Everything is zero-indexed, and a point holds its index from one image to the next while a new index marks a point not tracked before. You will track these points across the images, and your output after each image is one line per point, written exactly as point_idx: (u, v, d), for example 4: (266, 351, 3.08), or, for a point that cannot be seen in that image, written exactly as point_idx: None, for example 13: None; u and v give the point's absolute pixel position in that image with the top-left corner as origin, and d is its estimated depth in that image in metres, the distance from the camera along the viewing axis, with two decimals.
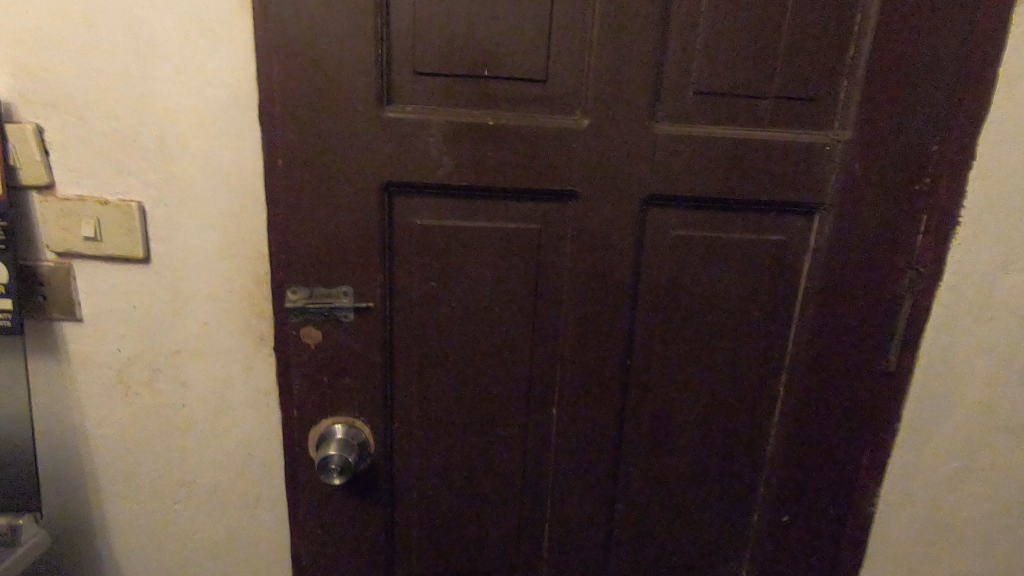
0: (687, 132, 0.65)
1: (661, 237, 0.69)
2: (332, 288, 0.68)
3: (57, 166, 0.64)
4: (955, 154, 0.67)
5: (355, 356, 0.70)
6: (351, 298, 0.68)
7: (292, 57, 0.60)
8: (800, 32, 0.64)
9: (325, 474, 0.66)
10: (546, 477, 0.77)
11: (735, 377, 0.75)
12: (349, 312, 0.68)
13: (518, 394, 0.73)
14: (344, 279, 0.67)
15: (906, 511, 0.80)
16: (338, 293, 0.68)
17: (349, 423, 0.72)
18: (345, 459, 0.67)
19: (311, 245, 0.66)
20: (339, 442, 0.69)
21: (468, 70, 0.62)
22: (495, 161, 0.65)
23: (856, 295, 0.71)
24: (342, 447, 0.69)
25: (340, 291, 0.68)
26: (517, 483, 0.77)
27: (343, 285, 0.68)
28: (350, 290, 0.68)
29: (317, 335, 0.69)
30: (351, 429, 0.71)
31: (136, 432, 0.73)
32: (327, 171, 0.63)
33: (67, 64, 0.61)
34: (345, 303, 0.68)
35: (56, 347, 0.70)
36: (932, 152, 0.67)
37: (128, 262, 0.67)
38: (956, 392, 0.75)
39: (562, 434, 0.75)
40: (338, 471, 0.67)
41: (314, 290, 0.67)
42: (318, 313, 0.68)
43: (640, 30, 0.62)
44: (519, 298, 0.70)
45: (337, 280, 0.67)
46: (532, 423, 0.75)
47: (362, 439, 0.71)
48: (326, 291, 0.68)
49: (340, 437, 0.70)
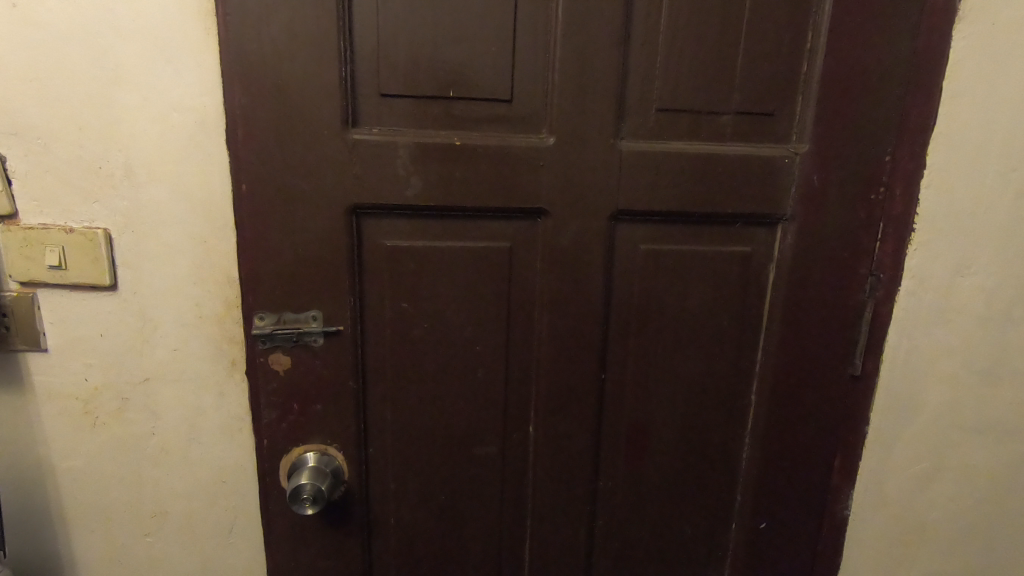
0: (650, 147, 0.67)
1: (630, 252, 0.71)
2: (300, 313, 0.67)
3: (21, 195, 0.63)
4: (907, 164, 0.70)
5: (326, 381, 0.69)
6: (320, 322, 0.68)
7: (256, 82, 0.61)
8: (755, 50, 0.66)
9: (296, 503, 0.66)
10: (525, 494, 0.77)
11: (709, 389, 0.76)
12: (320, 337, 0.68)
13: (495, 410, 0.73)
14: (315, 302, 0.67)
15: (879, 513, 0.82)
16: (308, 318, 0.68)
17: (322, 450, 0.71)
18: (317, 489, 0.67)
19: (281, 268, 0.66)
20: (310, 471, 0.69)
21: (434, 92, 0.63)
22: (463, 181, 0.65)
23: (818, 303, 0.73)
24: (314, 475, 0.68)
25: (309, 315, 0.68)
26: (497, 501, 0.77)
27: (312, 310, 0.68)
28: (319, 314, 0.68)
29: (286, 361, 0.69)
30: (323, 456, 0.71)
31: (103, 464, 0.71)
32: (297, 194, 0.64)
33: (28, 92, 0.60)
34: (315, 328, 0.68)
35: (19, 378, 0.68)
36: (884, 163, 0.70)
37: (95, 289, 0.66)
38: (918, 395, 0.78)
39: (539, 449, 0.75)
40: (310, 501, 0.66)
41: (282, 316, 0.67)
42: (287, 339, 0.68)
43: (601, 51, 0.63)
44: (492, 314, 0.70)
45: (307, 304, 0.67)
46: (509, 439, 0.75)
47: (335, 466, 0.71)
48: (296, 317, 0.67)
49: (312, 464, 0.69)
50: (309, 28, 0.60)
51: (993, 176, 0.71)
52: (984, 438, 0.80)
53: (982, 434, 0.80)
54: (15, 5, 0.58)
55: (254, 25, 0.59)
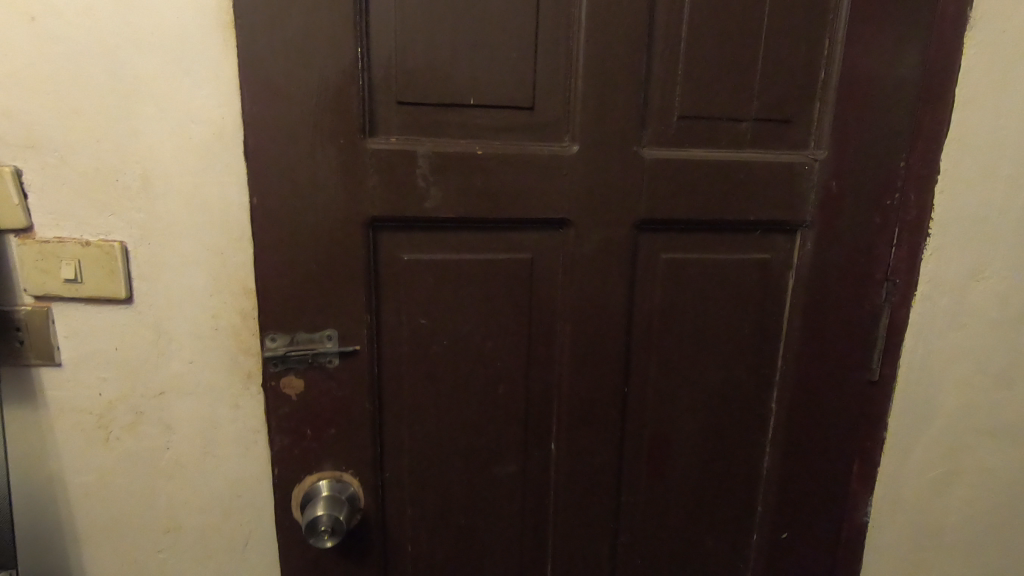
0: (673, 155, 0.66)
1: (653, 262, 0.69)
2: (315, 332, 0.64)
3: (36, 209, 0.62)
4: (921, 170, 0.70)
5: (341, 403, 0.66)
6: (336, 342, 0.64)
7: (267, 88, 0.57)
8: (775, 56, 0.66)
9: (315, 537, 0.61)
10: (547, 513, 0.74)
11: (729, 398, 0.75)
12: (335, 358, 0.64)
13: (517, 428, 0.71)
14: (328, 322, 0.64)
15: (898, 518, 0.82)
16: (323, 337, 0.64)
17: (336, 477, 0.67)
18: (335, 519, 0.62)
19: (295, 286, 0.62)
20: (326, 499, 0.64)
21: (454, 100, 0.61)
22: (486, 192, 0.62)
23: (836, 310, 0.73)
24: (330, 503, 0.64)
25: (324, 335, 0.64)
26: (518, 522, 0.74)
27: (327, 329, 0.64)
28: (334, 334, 0.64)
29: (299, 384, 0.64)
30: (338, 483, 0.67)
31: (118, 478, 0.70)
32: (311, 206, 0.60)
33: (45, 105, 0.60)
34: (331, 348, 0.64)
35: (32, 393, 0.67)
36: (899, 169, 0.70)
37: (110, 303, 0.65)
38: (934, 400, 0.78)
39: (562, 467, 0.73)
40: (329, 533, 0.61)
41: (295, 336, 0.63)
42: (300, 361, 0.64)
43: (626, 56, 0.62)
44: (513, 329, 0.68)
45: (321, 323, 0.64)
46: (530, 457, 0.72)
47: (350, 493, 0.67)
48: (309, 336, 0.64)
49: (326, 493, 0.65)
50: (324, 30, 0.56)
51: (1006, 180, 0.71)
52: (1002, 440, 0.80)
53: (999, 437, 0.80)
54: (33, 19, 0.58)
55: (265, 26, 0.56)
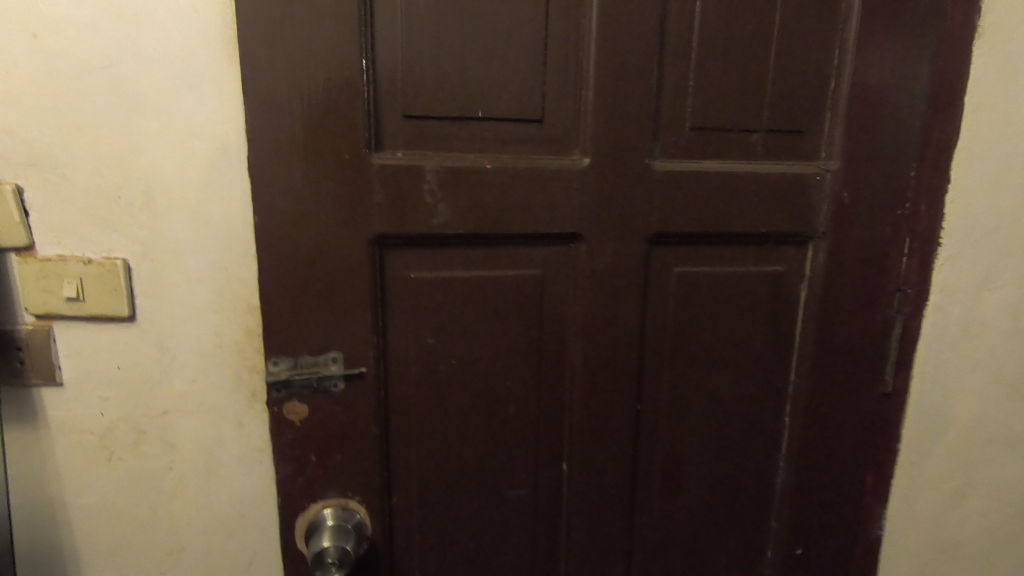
0: (685, 167, 0.65)
1: (665, 276, 0.68)
2: (319, 355, 0.61)
3: (38, 227, 0.61)
4: (932, 179, 0.69)
5: (347, 429, 0.62)
6: (341, 364, 0.61)
7: (270, 101, 0.55)
8: (785, 67, 0.65)
9: (321, 570, 0.58)
10: (559, 535, 0.72)
11: (741, 413, 0.74)
12: (341, 382, 0.61)
13: (528, 449, 0.69)
14: (333, 344, 0.61)
15: (914, 532, 0.81)
16: (327, 360, 0.61)
17: (341, 505, 0.64)
18: (342, 550, 0.59)
19: (301, 309, 0.59)
20: (331, 530, 0.61)
21: (462, 112, 0.59)
22: (494, 207, 0.61)
23: (849, 322, 0.72)
24: (337, 534, 0.61)
25: (329, 357, 0.61)
26: (530, 547, 0.71)
27: (332, 351, 0.61)
28: (340, 355, 0.61)
29: (303, 410, 0.61)
30: (343, 511, 0.64)
31: (119, 499, 0.69)
32: (317, 221, 0.58)
33: (47, 122, 0.59)
34: (336, 371, 0.61)
35: (33, 414, 0.66)
36: (909, 179, 0.69)
37: (112, 321, 0.64)
38: (948, 411, 0.77)
39: (574, 488, 0.71)
40: (336, 565, 0.58)
41: (299, 360, 0.60)
42: (305, 386, 0.60)
43: (636, 68, 0.61)
44: (523, 347, 0.66)
45: (326, 345, 0.61)
46: (542, 479, 0.70)
47: (356, 520, 0.64)
48: (313, 359, 0.61)
49: (331, 522, 0.62)
50: (328, 40, 0.54)
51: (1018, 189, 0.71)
52: (1016, 451, 0.79)
53: (1014, 449, 0.79)
54: (36, 35, 0.57)
55: (267, 35, 0.53)
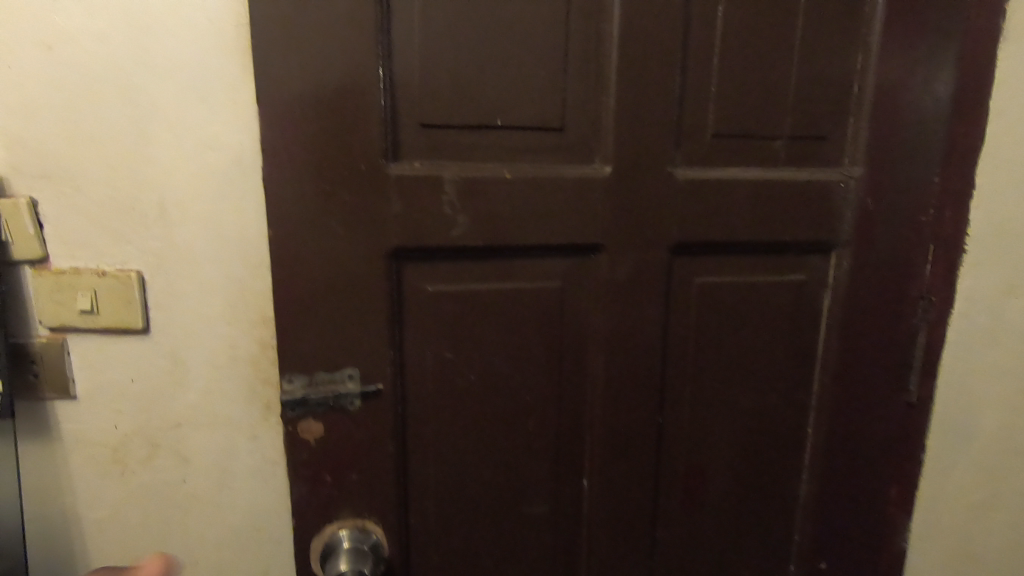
0: (707, 174, 0.64)
1: (687, 287, 0.67)
2: (335, 372, 0.59)
3: (52, 239, 0.61)
4: (955, 186, 0.67)
5: (363, 447, 0.61)
6: (358, 382, 0.60)
7: (285, 112, 0.53)
8: (809, 71, 0.64)
9: None
10: (579, 552, 0.71)
11: (765, 425, 0.72)
12: (357, 399, 0.60)
13: (548, 464, 0.67)
14: (348, 360, 0.59)
15: (939, 545, 0.79)
16: (343, 377, 0.59)
17: (357, 525, 0.62)
18: None
19: (317, 324, 0.58)
20: (349, 553, 0.60)
21: (482, 121, 0.59)
22: (512, 218, 0.60)
23: (874, 332, 0.71)
24: (354, 558, 0.60)
25: (345, 374, 0.59)
26: (549, 564, 0.70)
27: (348, 368, 0.59)
28: (356, 372, 0.60)
29: (318, 429, 0.60)
30: (359, 532, 0.62)
31: (133, 513, 0.68)
32: (334, 234, 0.56)
33: (61, 134, 0.58)
34: (352, 388, 0.59)
35: (46, 427, 0.65)
36: (933, 186, 0.67)
37: (126, 334, 0.64)
38: (975, 421, 0.75)
39: (595, 504, 0.69)
40: None
41: (315, 377, 0.59)
42: (320, 404, 0.59)
43: (657, 75, 0.60)
44: (542, 360, 0.65)
45: (342, 362, 0.59)
46: (561, 495, 0.69)
47: (373, 541, 0.62)
48: (329, 376, 0.59)
49: (348, 545, 0.61)
50: (344, 49, 0.53)
51: None
52: None
53: None
54: (50, 47, 0.56)
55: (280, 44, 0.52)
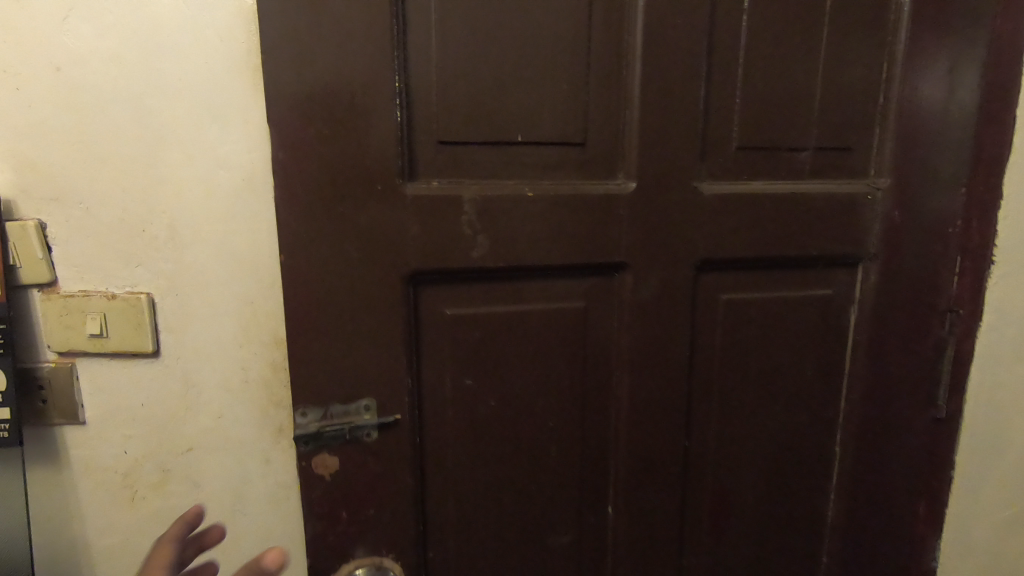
0: (733, 188, 0.62)
1: (712, 304, 0.65)
2: (350, 404, 0.57)
3: (61, 262, 0.59)
4: (982, 194, 0.64)
5: (379, 479, 0.59)
6: (374, 413, 0.58)
7: (299, 134, 0.52)
8: (834, 81, 0.63)
9: None
10: None
11: (793, 445, 0.71)
12: (373, 431, 0.58)
13: (572, 490, 0.65)
14: (365, 390, 0.57)
15: (972, 566, 0.76)
16: (359, 409, 0.57)
17: (374, 564, 0.59)
18: None
19: (334, 352, 0.56)
20: None
21: (502, 137, 0.57)
22: (534, 237, 0.58)
23: (903, 347, 0.69)
24: None
25: (361, 405, 0.57)
26: None
27: (364, 399, 0.57)
28: (372, 404, 0.57)
29: (333, 463, 0.57)
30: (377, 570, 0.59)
31: (143, 541, 0.66)
32: (352, 257, 0.55)
33: (70, 155, 0.57)
34: (369, 420, 0.57)
35: (55, 454, 0.64)
36: (958, 195, 0.64)
37: (137, 358, 0.62)
38: (1007, 438, 0.73)
39: (621, 531, 0.67)
40: None
41: (329, 410, 0.57)
42: (336, 437, 0.57)
43: (680, 88, 0.59)
44: (564, 383, 0.63)
45: (357, 393, 0.57)
46: (586, 521, 0.66)
47: None
48: (344, 408, 0.57)
49: None
50: (360, 67, 0.51)
51: None
52: None
53: None
54: (59, 69, 0.55)
55: (294, 62, 0.50)
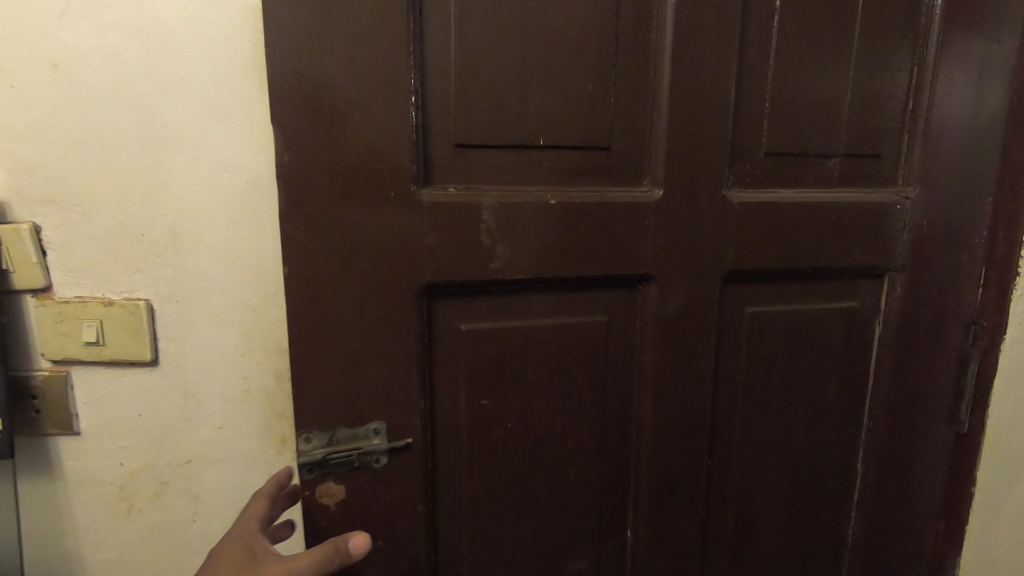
0: (761, 197, 0.60)
1: (738, 318, 0.63)
2: (359, 428, 0.54)
3: (56, 266, 0.57)
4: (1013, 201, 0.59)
5: (388, 505, 0.56)
6: (384, 437, 0.55)
7: (308, 139, 0.49)
8: (863, 87, 0.61)
9: None
10: None
11: (817, 460, 0.69)
12: (383, 456, 0.55)
13: (591, 511, 0.63)
14: (375, 412, 0.54)
15: None
16: (368, 432, 0.55)
17: None
18: None
19: (342, 369, 0.53)
20: None
21: (522, 141, 0.54)
22: (557, 248, 0.55)
23: (924, 361, 0.66)
24: None
25: (370, 429, 0.55)
26: None
27: (374, 422, 0.55)
28: (382, 427, 0.55)
29: (339, 492, 0.55)
30: None
31: (137, 559, 0.64)
32: (366, 270, 0.52)
33: (67, 154, 0.54)
34: (378, 445, 0.55)
35: (47, 466, 0.61)
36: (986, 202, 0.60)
37: (134, 366, 0.60)
38: None
39: (641, 556, 0.64)
40: None
41: (337, 435, 0.54)
42: (343, 463, 0.54)
43: (708, 93, 0.56)
44: (583, 400, 0.61)
45: (366, 414, 0.54)
46: (604, 544, 0.64)
47: None
48: (352, 432, 0.54)
49: None
50: (376, 68, 0.49)
51: None
52: None
53: None
54: (57, 65, 0.53)
55: (303, 63, 0.47)
